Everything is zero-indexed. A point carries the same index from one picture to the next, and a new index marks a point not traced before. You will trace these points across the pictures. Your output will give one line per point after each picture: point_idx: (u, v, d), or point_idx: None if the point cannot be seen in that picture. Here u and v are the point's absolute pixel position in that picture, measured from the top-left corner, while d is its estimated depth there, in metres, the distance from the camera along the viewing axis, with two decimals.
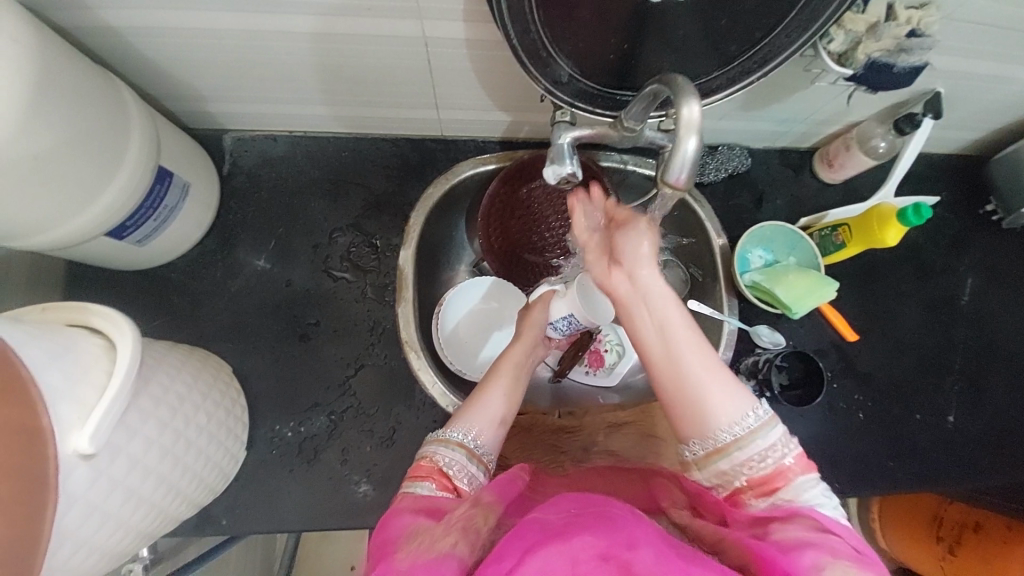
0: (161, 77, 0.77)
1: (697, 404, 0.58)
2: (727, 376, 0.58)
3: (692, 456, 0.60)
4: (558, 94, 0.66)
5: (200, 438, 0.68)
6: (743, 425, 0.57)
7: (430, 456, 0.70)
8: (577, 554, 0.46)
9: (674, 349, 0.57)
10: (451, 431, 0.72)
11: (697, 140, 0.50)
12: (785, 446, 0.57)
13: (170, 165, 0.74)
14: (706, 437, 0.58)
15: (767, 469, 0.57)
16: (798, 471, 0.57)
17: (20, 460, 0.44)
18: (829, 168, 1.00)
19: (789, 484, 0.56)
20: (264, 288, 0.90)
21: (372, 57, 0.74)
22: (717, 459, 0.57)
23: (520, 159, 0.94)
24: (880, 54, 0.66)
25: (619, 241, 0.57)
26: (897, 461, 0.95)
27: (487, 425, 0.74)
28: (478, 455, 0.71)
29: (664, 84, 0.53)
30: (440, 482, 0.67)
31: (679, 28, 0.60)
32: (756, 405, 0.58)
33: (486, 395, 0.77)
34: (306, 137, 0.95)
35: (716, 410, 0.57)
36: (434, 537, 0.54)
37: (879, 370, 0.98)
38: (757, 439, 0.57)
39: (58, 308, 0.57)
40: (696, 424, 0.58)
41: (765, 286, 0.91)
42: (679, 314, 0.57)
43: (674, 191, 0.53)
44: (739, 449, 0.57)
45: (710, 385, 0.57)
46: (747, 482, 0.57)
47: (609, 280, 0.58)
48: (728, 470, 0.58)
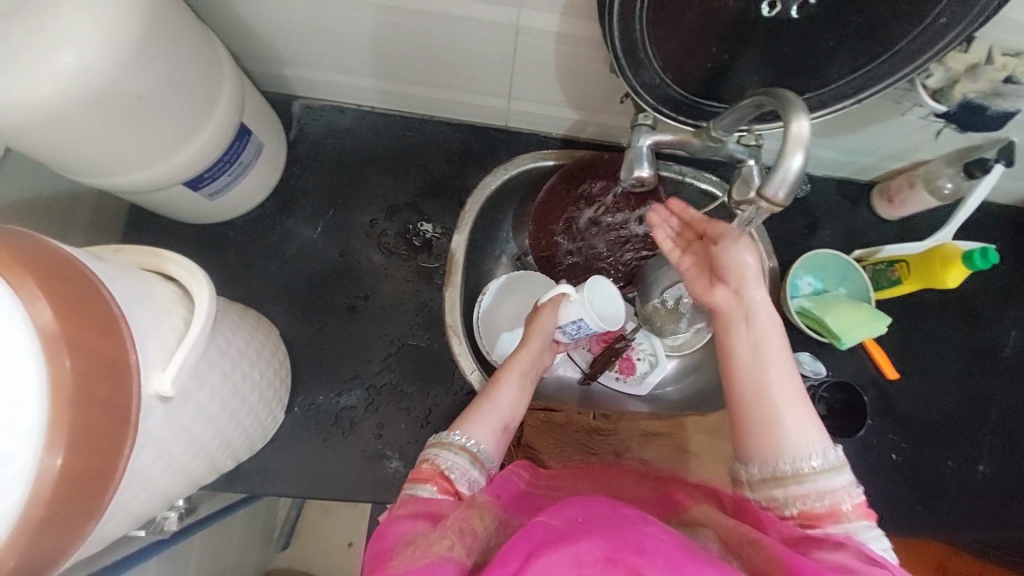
0: (246, 36, 0.78)
1: (773, 425, 0.60)
2: (811, 414, 0.61)
3: (748, 477, 0.62)
4: (644, 96, 0.66)
5: (252, 395, 0.69)
6: (810, 462, 0.58)
7: (432, 460, 0.70)
8: (582, 556, 0.47)
9: (761, 367, 0.62)
10: (453, 435, 0.72)
11: (803, 156, 0.50)
12: (846, 494, 0.57)
13: (250, 123, 0.75)
14: (772, 461, 0.59)
15: (821, 507, 0.57)
16: (853, 517, 0.56)
17: (110, 391, 0.44)
18: (888, 203, 0.99)
19: (840, 526, 0.56)
20: (316, 256, 0.90)
21: (459, 38, 0.74)
22: (773, 485, 0.59)
23: (581, 158, 0.95)
24: (976, 95, 0.66)
25: (722, 257, 0.66)
26: (924, 505, 0.94)
27: (491, 432, 0.74)
28: (480, 459, 0.71)
29: (771, 98, 0.53)
30: (441, 485, 0.67)
31: (784, 45, 0.59)
32: (831, 448, 0.59)
33: (490, 400, 0.77)
34: (373, 112, 0.95)
35: (788, 436, 0.60)
36: (431, 539, 0.55)
37: (916, 412, 0.97)
38: (821, 480, 0.57)
39: (132, 250, 0.59)
40: (765, 444, 0.60)
41: (815, 314, 0.90)
42: (773, 336, 0.63)
43: (770, 206, 0.52)
44: (797, 482, 0.58)
45: (791, 412, 0.60)
46: (796, 512, 0.58)
47: (711, 294, 0.67)
48: (780, 497, 0.59)
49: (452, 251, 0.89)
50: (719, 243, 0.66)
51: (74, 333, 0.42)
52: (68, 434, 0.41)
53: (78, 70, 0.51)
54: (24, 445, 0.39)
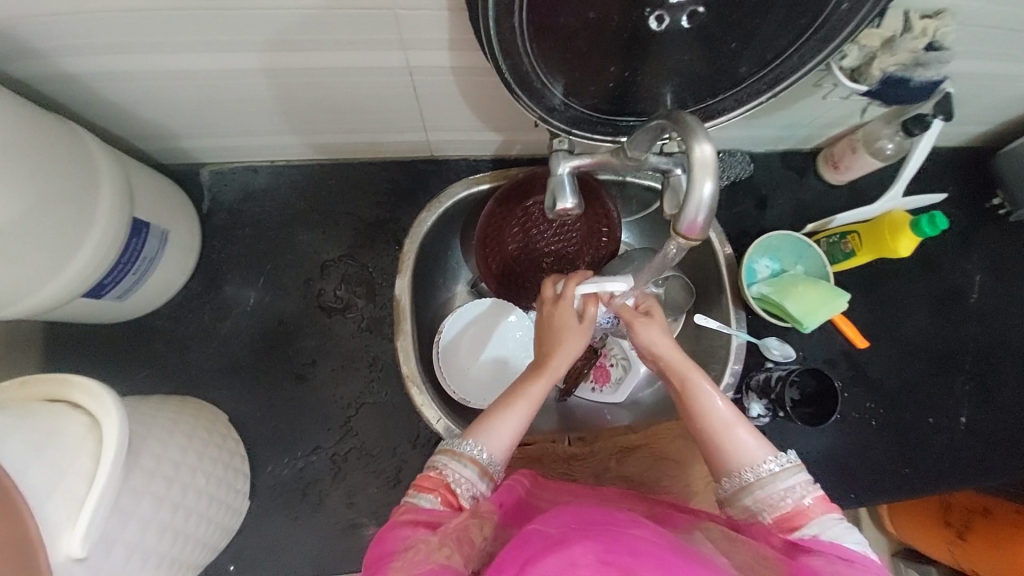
0: (128, 120, 0.73)
1: (721, 449, 0.64)
2: (751, 426, 0.65)
3: (724, 492, 0.64)
4: (553, 123, 0.61)
5: (200, 501, 0.66)
6: (764, 468, 0.61)
7: (439, 468, 0.63)
8: (576, 558, 0.46)
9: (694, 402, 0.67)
10: (464, 443, 0.65)
11: (714, 181, 0.47)
12: (804, 489, 0.60)
13: (146, 215, 0.70)
14: (737, 476, 0.62)
15: (787, 507, 0.60)
16: (818, 511, 0.59)
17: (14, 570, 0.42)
18: (834, 169, 0.96)
19: (811, 523, 0.58)
20: (256, 328, 0.86)
21: (351, 88, 0.69)
22: (743, 496, 0.62)
23: (514, 177, 0.90)
24: (896, 68, 0.63)
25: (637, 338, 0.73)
26: (909, 467, 0.94)
27: (504, 438, 0.66)
28: (489, 470, 0.64)
29: (673, 122, 0.51)
30: (444, 496, 0.61)
31: (683, 54, 0.56)
32: (778, 451, 0.63)
33: (504, 408, 0.68)
34: (288, 166, 0.90)
35: (736, 455, 0.63)
36: (431, 546, 0.53)
37: (889, 377, 0.96)
38: (778, 482, 0.61)
39: (37, 382, 0.54)
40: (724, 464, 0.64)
41: (773, 299, 0.88)
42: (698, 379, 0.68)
43: (688, 240, 0.50)
44: (759, 487, 0.61)
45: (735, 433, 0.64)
46: (772, 519, 0.60)
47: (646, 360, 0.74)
48: (752, 506, 0.61)
49: (394, 300, 0.85)
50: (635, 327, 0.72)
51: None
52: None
53: None
54: None
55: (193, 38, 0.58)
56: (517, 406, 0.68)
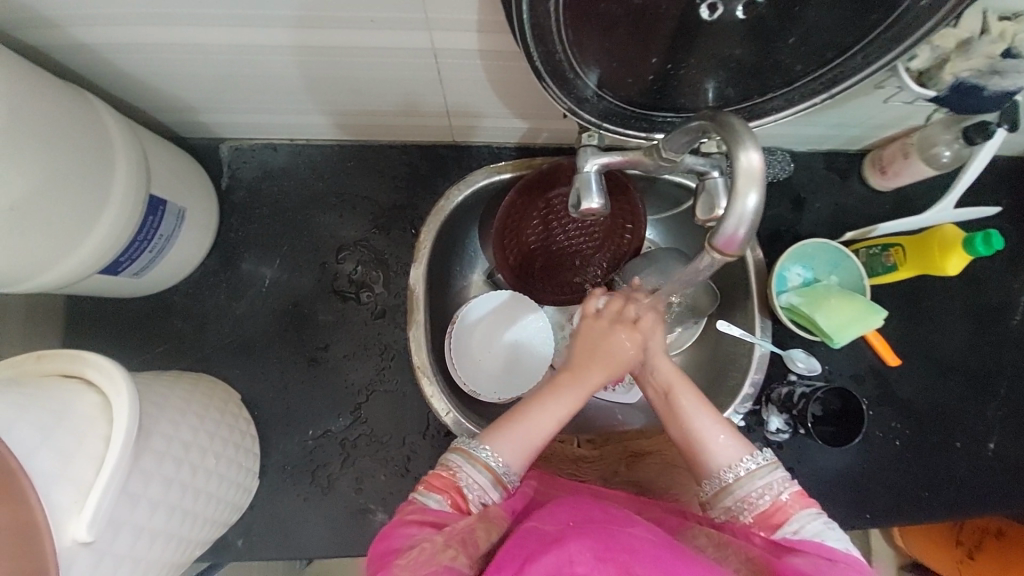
0: (148, 93, 0.71)
1: (700, 449, 0.64)
2: (728, 425, 0.65)
3: (705, 494, 0.63)
4: (584, 115, 0.58)
5: (211, 482, 0.67)
6: (742, 466, 0.62)
7: (452, 468, 0.63)
8: (574, 556, 0.46)
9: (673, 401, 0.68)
10: (480, 446, 0.64)
11: (759, 194, 0.43)
12: (782, 485, 0.60)
13: (163, 193, 0.69)
14: (712, 478, 0.62)
15: (765, 505, 0.60)
16: (796, 506, 0.59)
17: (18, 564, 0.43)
18: (881, 174, 0.90)
19: (790, 520, 0.58)
20: (270, 309, 0.86)
21: (375, 68, 0.66)
22: (724, 496, 0.61)
23: (538, 167, 0.86)
24: (970, 74, 0.58)
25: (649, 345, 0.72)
26: (931, 491, 0.90)
27: (520, 447, 0.64)
28: (503, 479, 0.63)
29: (717, 124, 0.46)
30: (454, 498, 0.60)
31: (733, 46, 0.52)
32: (755, 449, 0.63)
33: (527, 412, 0.66)
34: (307, 145, 0.89)
35: (713, 454, 0.63)
36: (437, 546, 0.53)
37: (919, 397, 0.91)
38: (757, 480, 0.61)
39: (54, 357, 0.54)
40: (702, 466, 0.64)
41: (803, 310, 0.84)
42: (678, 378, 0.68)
43: (724, 255, 0.46)
44: (739, 487, 0.61)
45: (711, 432, 0.65)
46: (751, 518, 0.60)
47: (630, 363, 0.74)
48: (732, 506, 0.61)
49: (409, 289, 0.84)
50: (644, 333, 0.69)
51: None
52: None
53: None
54: None
55: (214, 11, 0.55)
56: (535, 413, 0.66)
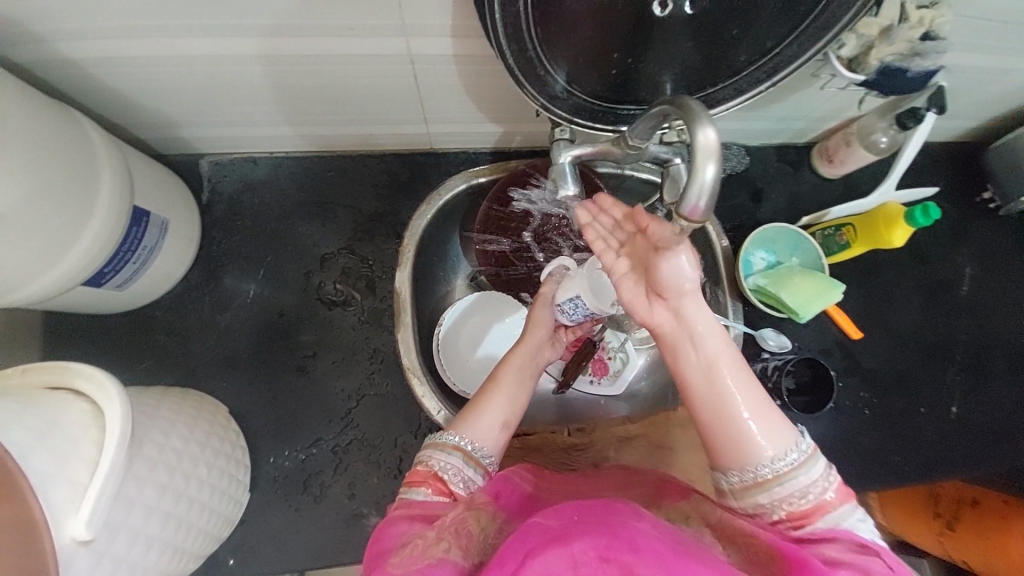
0: (128, 107, 0.72)
1: (738, 436, 0.57)
2: (772, 409, 0.58)
3: (728, 484, 0.59)
4: (554, 110, 0.62)
5: (201, 491, 0.65)
6: (785, 460, 0.56)
7: (425, 461, 0.64)
8: (577, 555, 0.43)
9: (714, 379, 0.57)
10: (447, 434, 0.66)
11: (716, 167, 0.45)
12: (826, 481, 0.57)
13: (147, 204, 0.70)
14: (749, 468, 0.57)
15: (807, 503, 0.56)
16: (837, 503, 0.56)
17: (18, 563, 0.43)
18: (828, 163, 0.98)
19: (826, 517, 0.55)
20: (254, 319, 0.86)
21: (351, 76, 0.70)
22: (755, 492, 0.57)
23: (514, 170, 0.90)
24: (894, 58, 0.66)
25: (661, 276, 0.54)
26: (902, 456, 0.95)
27: (488, 429, 0.67)
28: (476, 457, 0.65)
29: (679, 107, 0.49)
30: (435, 486, 0.62)
31: (686, 41, 0.58)
32: (799, 439, 0.58)
33: (486, 400, 0.70)
34: (287, 158, 0.91)
35: (754, 442, 0.57)
36: (428, 541, 0.52)
37: (884, 367, 0.97)
38: (801, 476, 0.56)
39: (38, 369, 0.54)
40: (739, 456, 0.57)
41: (770, 291, 0.89)
42: (723, 346, 0.57)
43: (690, 222, 0.48)
44: (780, 483, 0.56)
45: (756, 417, 0.57)
46: (786, 515, 0.56)
47: (653, 315, 0.57)
48: (767, 502, 0.57)
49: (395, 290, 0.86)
50: (660, 253, 0.54)
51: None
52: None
53: None
54: None
55: (196, 22, 0.58)
56: (497, 395, 0.70)
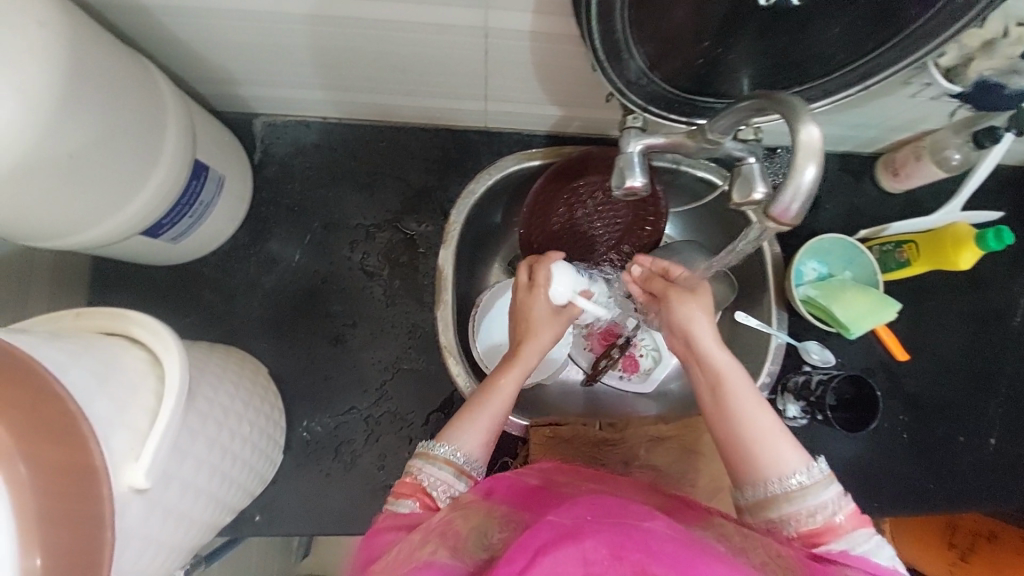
0: (192, 59, 0.72)
1: (750, 457, 0.59)
2: (784, 431, 0.60)
3: (743, 502, 0.60)
4: (630, 96, 0.60)
5: (243, 448, 0.66)
6: (795, 479, 0.57)
7: (414, 472, 0.63)
8: (589, 554, 0.41)
9: (726, 403, 0.62)
10: (438, 445, 0.65)
11: (817, 167, 0.43)
12: (837, 504, 0.56)
13: (206, 158, 0.69)
14: (763, 485, 0.58)
15: (816, 523, 0.56)
16: (850, 527, 0.56)
17: (78, 508, 0.42)
18: (893, 176, 0.94)
19: (839, 539, 0.55)
20: (298, 283, 0.86)
21: (417, 45, 0.68)
22: (767, 508, 0.57)
23: (568, 155, 0.88)
24: (992, 73, 0.62)
25: (676, 315, 0.66)
26: (935, 483, 0.93)
27: (478, 442, 0.66)
28: (467, 470, 0.64)
29: (777, 104, 0.48)
30: (423, 500, 0.61)
31: (783, 35, 0.55)
32: (810, 462, 0.59)
33: (481, 411, 0.69)
34: (340, 124, 0.90)
35: (765, 463, 0.58)
36: (411, 546, 0.50)
37: (926, 391, 0.95)
38: (810, 497, 0.56)
39: (95, 314, 0.54)
40: (758, 475, 0.58)
41: (820, 303, 0.86)
42: (734, 376, 0.62)
43: (778, 224, 0.46)
44: (788, 501, 0.57)
45: (766, 440, 0.59)
46: (796, 533, 0.56)
47: (671, 342, 0.69)
48: (777, 519, 0.57)
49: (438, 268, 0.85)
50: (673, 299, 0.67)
51: (20, 433, 0.41)
52: (41, 529, 0.40)
53: None
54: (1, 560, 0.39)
55: None
56: (493, 405, 0.69)
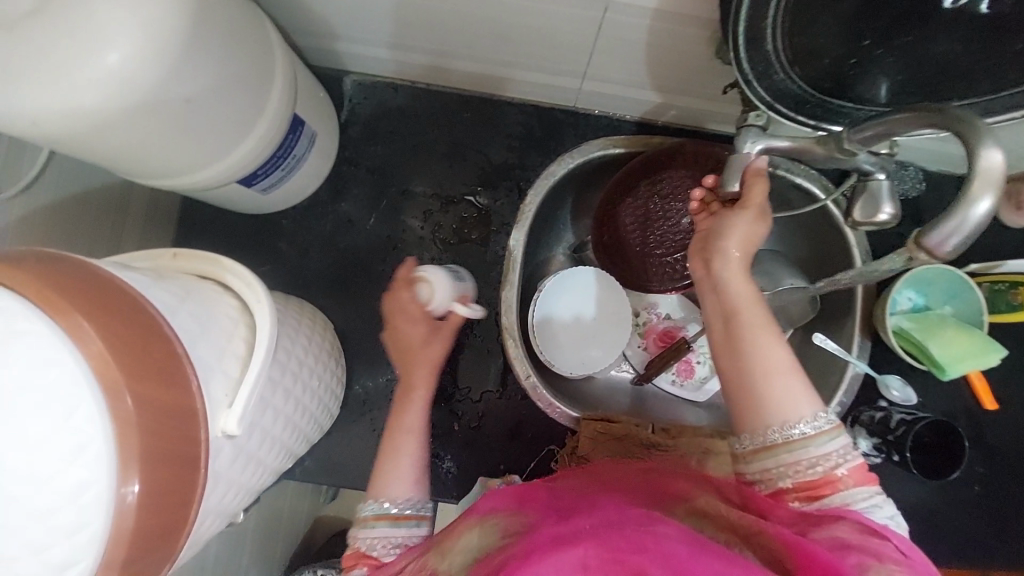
0: (300, 11, 0.71)
1: (759, 398, 0.56)
2: (799, 375, 0.57)
3: (740, 449, 0.58)
4: (757, 89, 0.56)
5: (310, 402, 0.68)
6: (809, 425, 0.54)
7: (353, 543, 0.62)
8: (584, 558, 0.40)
9: (740, 337, 0.57)
10: (365, 505, 0.63)
11: (992, 201, 0.40)
12: (841, 457, 0.54)
13: (303, 113, 0.69)
14: (764, 431, 0.55)
15: (815, 475, 0.54)
16: (851, 482, 0.53)
17: (184, 447, 0.43)
18: (1016, 210, 0.85)
19: (838, 493, 0.53)
20: (368, 246, 0.87)
21: (527, 13, 0.64)
22: (764, 457, 0.55)
23: (656, 146, 0.83)
24: None
25: (717, 231, 0.59)
26: (1003, 544, 0.86)
27: (405, 479, 0.65)
28: (403, 515, 0.63)
29: (943, 118, 0.43)
30: (367, 565, 0.59)
31: (964, 41, 0.48)
32: (826, 408, 0.56)
33: (396, 447, 0.67)
34: (429, 90, 0.88)
35: (773, 405, 0.55)
36: None
37: (1008, 446, 0.87)
38: (813, 447, 0.54)
39: (191, 257, 0.55)
40: (760, 420, 0.56)
41: (914, 337, 0.80)
42: (757, 311, 0.57)
43: (929, 255, 0.43)
44: (788, 450, 0.54)
45: (779, 381, 0.56)
46: (791, 484, 0.54)
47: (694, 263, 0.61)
48: (774, 469, 0.55)
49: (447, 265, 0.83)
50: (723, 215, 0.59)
51: (127, 367, 0.39)
52: (142, 462, 0.39)
53: (120, 72, 0.45)
54: (102, 473, 0.38)
55: None
56: (408, 444, 0.67)
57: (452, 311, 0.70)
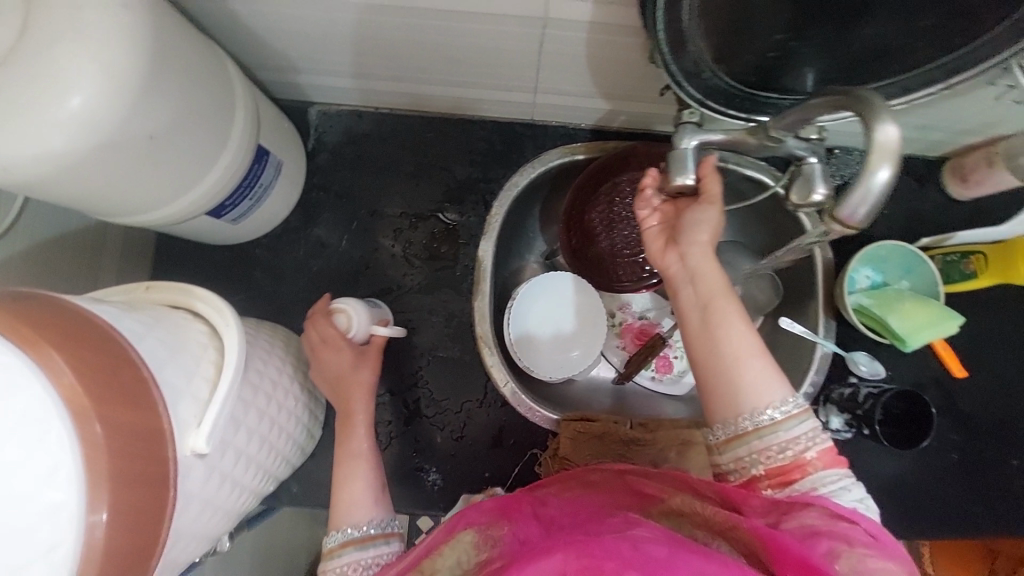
0: (260, 48, 0.75)
1: (732, 385, 0.58)
2: (767, 357, 0.59)
3: (714, 439, 0.60)
4: (688, 88, 0.60)
5: (287, 422, 0.69)
6: (776, 411, 0.56)
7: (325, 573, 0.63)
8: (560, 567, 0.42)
9: (712, 326, 0.59)
10: (329, 536, 0.65)
11: (891, 168, 0.43)
12: (811, 440, 0.56)
13: (268, 143, 0.73)
14: (736, 419, 0.57)
15: (785, 459, 0.56)
16: (820, 465, 0.55)
17: (151, 470, 0.44)
18: (960, 183, 0.89)
19: (807, 477, 0.55)
20: (342, 267, 0.89)
21: (470, 36, 0.68)
22: (737, 445, 0.57)
23: (612, 150, 0.87)
24: None
25: (686, 224, 0.61)
26: (986, 509, 0.87)
27: (364, 506, 0.66)
28: (370, 537, 0.65)
29: (851, 102, 0.46)
30: None
31: (869, 28, 0.53)
32: (795, 393, 0.58)
33: (349, 476, 0.68)
34: (391, 114, 0.92)
35: (744, 392, 0.57)
36: None
37: (980, 412, 0.89)
38: (782, 431, 0.56)
39: (161, 288, 0.57)
40: (734, 407, 0.58)
41: (874, 313, 0.83)
42: (726, 300, 0.59)
43: (844, 227, 0.47)
44: (759, 437, 0.56)
45: (748, 366, 0.58)
46: (763, 471, 0.56)
47: (664, 258, 0.63)
48: (746, 456, 0.57)
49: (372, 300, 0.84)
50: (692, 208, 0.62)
51: (95, 394, 0.41)
52: (112, 486, 0.41)
53: (83, 116, 0.48)
54: (71, 500, 0.39)
55: None
56: (358, 469, 0.68)
57: (373, 335, 0.74)
